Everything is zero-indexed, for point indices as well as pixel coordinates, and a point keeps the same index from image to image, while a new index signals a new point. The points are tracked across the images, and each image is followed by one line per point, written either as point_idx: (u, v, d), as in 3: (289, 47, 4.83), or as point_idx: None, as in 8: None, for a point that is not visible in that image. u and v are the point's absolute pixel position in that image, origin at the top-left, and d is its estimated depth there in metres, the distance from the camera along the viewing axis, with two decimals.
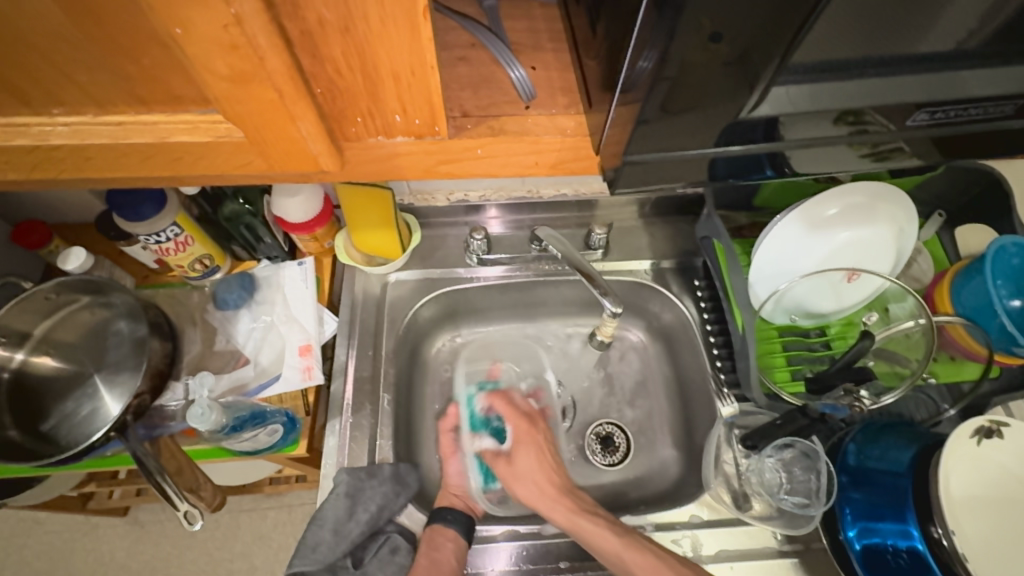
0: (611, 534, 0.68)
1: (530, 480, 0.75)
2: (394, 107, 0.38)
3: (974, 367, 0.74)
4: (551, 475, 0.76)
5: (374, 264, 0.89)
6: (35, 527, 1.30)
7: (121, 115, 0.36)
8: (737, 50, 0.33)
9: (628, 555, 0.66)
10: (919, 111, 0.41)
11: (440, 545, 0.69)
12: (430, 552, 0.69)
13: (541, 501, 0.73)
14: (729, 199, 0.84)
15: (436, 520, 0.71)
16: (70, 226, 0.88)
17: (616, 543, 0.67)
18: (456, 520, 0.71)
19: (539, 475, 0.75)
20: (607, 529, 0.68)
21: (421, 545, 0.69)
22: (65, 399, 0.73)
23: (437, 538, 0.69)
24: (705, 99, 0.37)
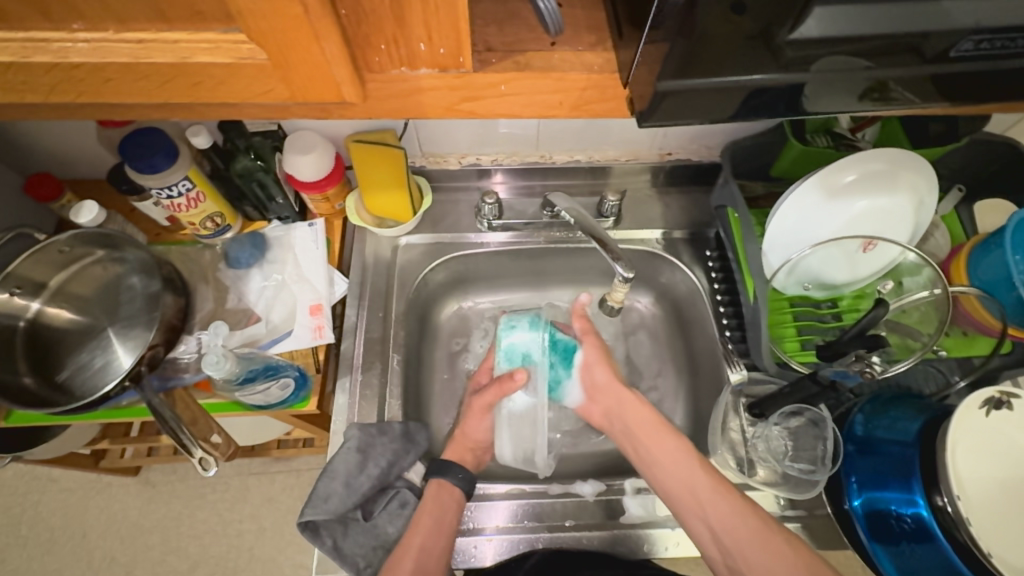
0: (681, 444, 0.68)
1: (597, 365, 0.75)
2: (418, 34, 0.38)
3: (986, 342, 0.74)
4: (614, 365, 0.76)
5: (384, 226, 0.88)
6: (49, 484, 1.33)
7: (142, 33, 0.36)
8: (759, 24, 0.35)
9: (696, 468, 0.66)
10: (966, 39, 0.38)
11: (446, 505, 0.69)
12: (436, 511, 0.68)
13: (608, 386, 0.74)
14: (750, 166, 0.84)
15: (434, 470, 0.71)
16: (85, 181, 0.88)
17: (686, 458, 0.66)
18: (462, 479, 0.70)
19: (603, 373, 0.74)
20: (675, 443, 0.68)
21: (426, 503, 0.69)
22: (79, 351, 0.74)
23: (443, 497, 0.69)
24: (736, 30, 0.35)
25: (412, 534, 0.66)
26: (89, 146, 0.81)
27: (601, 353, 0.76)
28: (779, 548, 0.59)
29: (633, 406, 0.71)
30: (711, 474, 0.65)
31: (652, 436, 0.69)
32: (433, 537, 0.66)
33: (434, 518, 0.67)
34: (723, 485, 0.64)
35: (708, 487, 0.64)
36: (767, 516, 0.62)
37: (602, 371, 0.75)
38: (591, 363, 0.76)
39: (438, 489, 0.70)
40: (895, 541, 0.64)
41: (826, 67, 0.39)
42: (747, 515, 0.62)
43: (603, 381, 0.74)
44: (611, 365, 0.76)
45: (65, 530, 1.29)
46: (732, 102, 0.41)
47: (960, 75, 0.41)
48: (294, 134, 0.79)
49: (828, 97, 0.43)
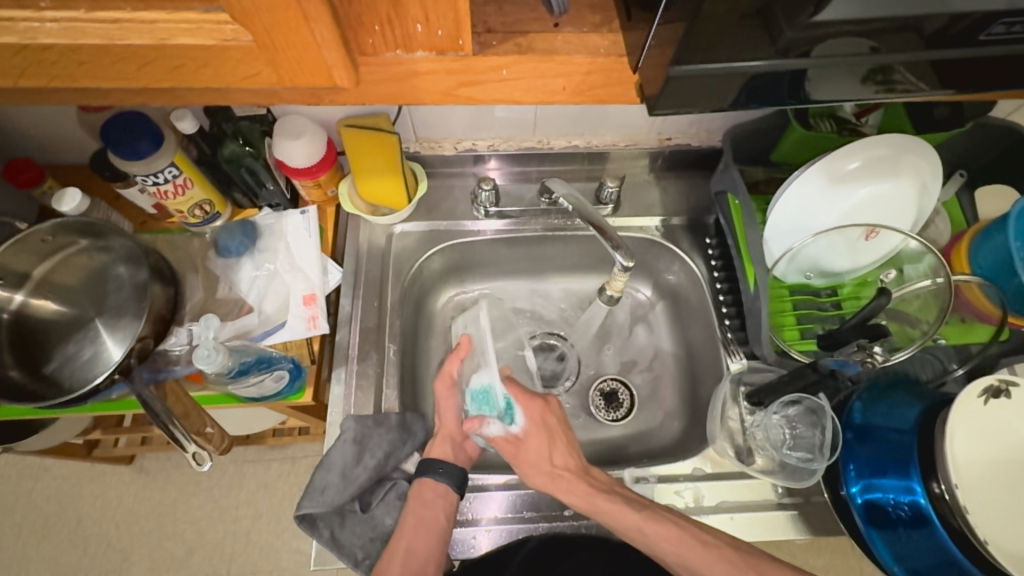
0: (631, 509, 0.66)
1: (542, 465, 0.70)
2: (415, 14, 0.36)
3: (983, 330, 0.73)
4: (554, 465, 0.70)
5: (378, 214, 0.85)
6: (42, 472, 1.32)
7: (116, 12, 0.33)
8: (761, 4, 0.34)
9: (651, 532, 0.65)
10: (997, 22, 0.36)
11: (429, 501, 0.67)
12: (420, 508, 0.67)
13: (545, 481, 0.70)
14: (751, 151, 0.82)
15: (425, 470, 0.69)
16: (66, 167, 0.85)
17: (639, 521, 0.65)
18: (447, 474, 0.68)
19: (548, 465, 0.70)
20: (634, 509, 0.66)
21: (410, 501, 0.68)
22: (66, 342, 0.72)
23: (425, 495, 0.68)
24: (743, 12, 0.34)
25: (399, 536, 0.66)
26: (70, 130, 0.78)
27: (535, 459, 0.71)
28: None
29: (569, 494, 0.68)
30: (672, 535, 0.64)
31: (596, 515, 0.67)
32: (418, 536, 0.66)
33: (418, 517, 0.66)
34: (686, 536, 0.64)
35: (672, 551, 0.64)
36: (734, 559, 0.62)
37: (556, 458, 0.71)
38: (528, 469, 0.71)
39: (422, 486, 0.69)
40: (892, 527, 0.65)
41: (836, 50, 0.37)
42: (713, 558, 0.63)
43: (538, 478, 0.70)
44: (557, 455, 0.71)
45: (60, 518, 1.28)
46: (738, 85, 0.40)
47: (973, 61, 0.40)
48: (283, 118, 0.76)
49: (839, 83, 0.41)
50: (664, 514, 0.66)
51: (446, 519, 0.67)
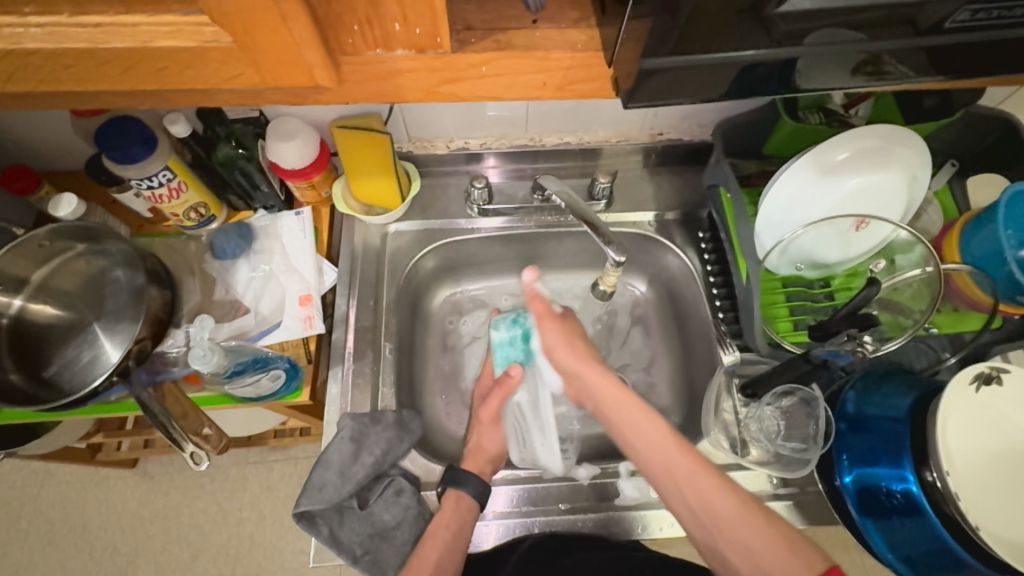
0: (656, 422, 0.60)
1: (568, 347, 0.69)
2: (393, 13, 0.36)
3: (976, 319, 0.74)
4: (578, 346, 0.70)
5: (373, 213, 0.86)
6: (46, 477, 1.33)
7: (99, 16, 0.34)
8: None
9: (675, 453, 0.58)
10: (962, 9, 0.36)
11: (464, 518, 0.69)
12: (452, 525, 0.68)
13: (569, 356, 0.69)
14: (740, 146, 0.83)
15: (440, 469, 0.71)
16: (62, 173, 0.86)
17: (663, 438, 0.59)
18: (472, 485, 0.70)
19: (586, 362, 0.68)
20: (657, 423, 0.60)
21: (442, 514, 0.68)
22: (65, 346, 0.73)
23: (461, 511, 0.69)
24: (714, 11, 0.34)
25: (426, 550, 0.67)
26: (64, 136, 0.79)
27: (561, 335, 0.70)
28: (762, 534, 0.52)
29: (598, 381, 0.65)
30: (692, 457, 0.57)
31: (617, 410, 0.63)
32: (447, 553, 0.67)
33: (452, 534, 0.67)
34: (705, 467, 0.57)
35: (686, 473, 0.57)
36: (748, 491, 0.55)
37: (579, 351, 0.69)
38: (555, 348, 0.70)
39: (459, 500, 0.69)
40: (886, 516, 0.65)
41: (822, 38, 0.38)
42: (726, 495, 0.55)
43: (569, 362, 0.68)
44: (577, 348, 0.70)
45: (65, 523, 1.29)
46: (718, 79, 0.40)
47: (951, 47, 0.40)
48: (276, 119, 0.76)
49: (817, 73, 0.42)
50: (685, 442, 0.59)
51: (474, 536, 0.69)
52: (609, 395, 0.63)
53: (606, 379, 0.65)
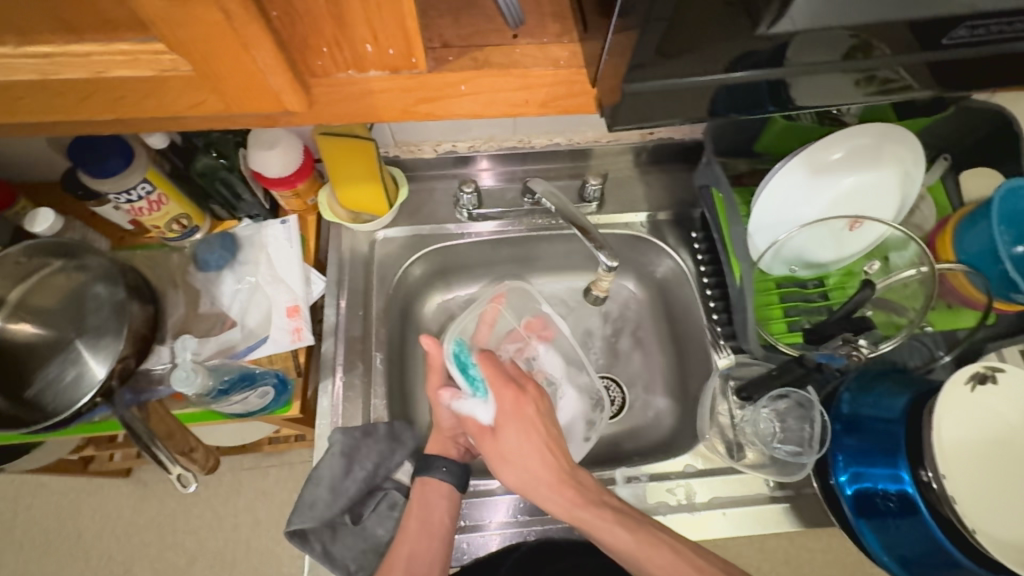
0: (623, 530, 0.65)
1: (518, 462, 0.69)
2: (363, 34, 0.35)
3: (970, 315, 0.73)
4: (538, 460, 0.68)
5: (360, 221, 0.84)
6: (39, 488, 1.31)
7: (46, 46, 0.32)
8: None
9: (643, 556, 0.63)
10: (961, 25, 0.36)
11: (434, 503, 0.69)
12: (421, 511, 0.68)
13: (519, 477, 0.69)
14: (731, 144, 0.80)
15: (425, 470, 0.71)
16: (38, 186, 0.83)
17: (630, 542, 0.64)
18: (450, 472, 0.70)
19: (534, 461, 0.69)
20: (626, 529, 0.65)
21: (412, 504, 0.69)
22: (47, 365, 0.70)
23: (429, 496, 0.69)
24: (694, 25, 0.33)
25: (401, 542, 0.67)
26: (37, 149, 0.77)
27: (512, 450, 0.69)
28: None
29: (550, 502, 0.67)
30: (666, 564, 0.62)
31: (576, 527, 0.66)
32: (422, 541, 0.67)
33: (421, 520, 0.67)
34: (681, 566, 0.63)
35: None
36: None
37: (532, 462, 0.69)
38: (501, 465, 0.70)
39: (424, 486, 0.70)
40: (881, 517, 0.65)
41: (812, 47, 0.37)
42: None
43: (516, 479, 0.69)
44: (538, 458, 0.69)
45: (60, 533, 1.28)
46: (704, 90, 0.39)
47: (944, 63, 0.39)
48: (257, 129, 0.74)
49: (805, 82, 0.40)
50: (658, 537, 0.64)
51: (450, 521, 0.68)
52: (564, 512, 0.67)
53: (557, 496, 0.67)
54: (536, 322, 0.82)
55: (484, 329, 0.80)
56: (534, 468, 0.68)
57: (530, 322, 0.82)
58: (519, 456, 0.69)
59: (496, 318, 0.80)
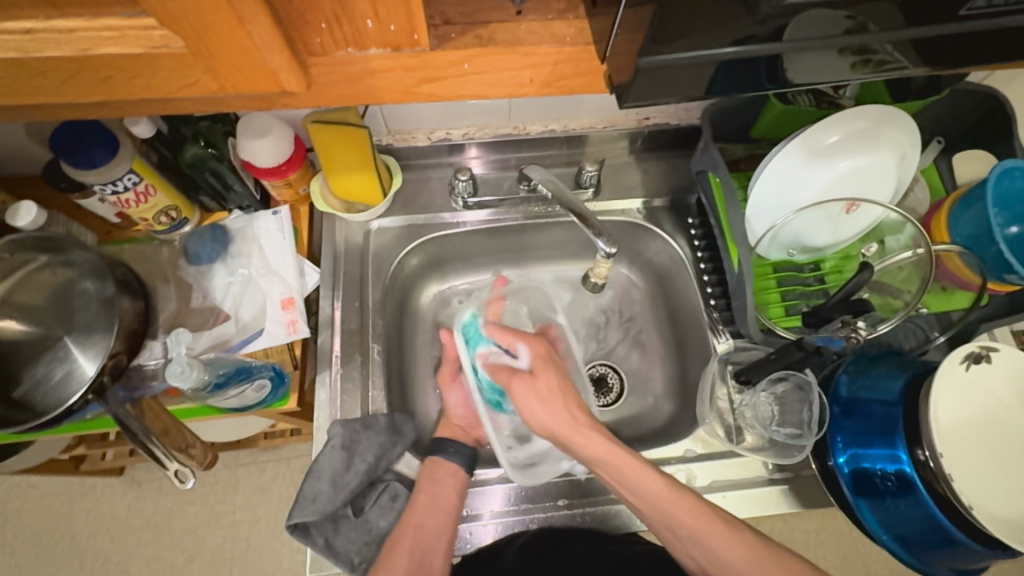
0: (658, 477, 0.64)
1: (551, 407, 0.67)
2: (364, 10, 0.34)
3: (963, 297, 0.74)
4: (573, 402, 0.68)
5: (354, 210, 0.83)
6: (30, 489, 1.29)
7: (28, 22, 0.31)
8: None
9: (674, 503, 0.63)
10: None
11: (441, 480, 0.69)
12: (429, 486, 0.69)
13: (554, 420, 0.67)
14: (727, 129, 0.80)
15: (436, 452, 0.71)
16: (18, 179, 0.80)
17: (663, 489, 0.64)
18: (458, 453, 0.71)
19: (572, 403, 0.68)
20: (652, 475, 0.64)
21: (420, 480, 0.69)
22: (35, 363, 0.68)
23: (437, 473, 0.69)
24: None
25: (410, 513, 0.67)
26: (17, 140, 0.74)
27: (535, 396, 0.68)
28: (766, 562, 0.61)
29: (589, 441, 0.66)
30: (694, 513, 0.63)
31: (615, 467, 0.65)
32: (430, 513, 0.67)
33: (429, 495, 0.67)
34: (709, 518, 0.63)
35: (688, 531, 0.63)
36: (768, 549, 0.62)
37: (569, 406, 0.68)
38: (533, 407, 0.68)
39: (433, 466, 0.70)
40: (880, 496, 0.66)
41: (812, 26, 0.36)
42: (734, 545, 0.62)
43: (551, 420, 0.67)
44: (572, 404, 0.68)
45: (54, 534, 1.26)
46: (709, 70, 0.38)
47: (956, 37, 0.39)
48: (246, 116, 0.72)
49: (811, 60, 0.40)
50: (688, 492, 0.65)
51: (458, 498, 0.69)
52: (602, 451, 0.65)
53: (599, 436, 0.66)
54: (553, 329, 0.79)
55: (493, 321, 0.79)
56: (565, 412, 0.67)
57: (544, 327, 0.80)
58: (557, 398, 0.68)
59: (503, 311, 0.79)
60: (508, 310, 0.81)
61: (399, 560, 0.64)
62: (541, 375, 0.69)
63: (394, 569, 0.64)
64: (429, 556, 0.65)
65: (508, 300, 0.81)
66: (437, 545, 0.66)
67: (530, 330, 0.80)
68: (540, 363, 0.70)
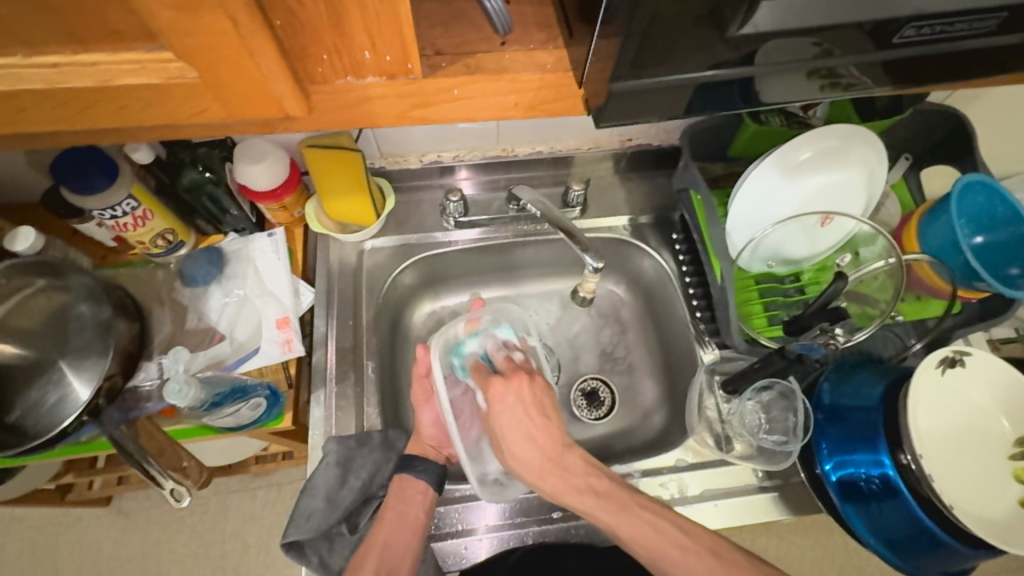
0: (626, 516, 0.62)
1: (523, 443, 0.66)
2: (362, 42, 0.37)
3: (937, 305, 0.78)
4: (534, 443, 0.65)
5: (347, 230, 0.85)
6: (13, 523, 1.26)
7: (55, 56, 0.33)
8: (708, 6, 0.34)
9: (627, 531, 0.62)
10: (907, 26, 0.39)
11: (410, 498, 0.68)
12: (398, 505, 0.68)
13: (520, 463, 0.65)
14: (707, 149, 0.84)
15: (405, 469, 0.70)
16: (16, 206, 0.82)
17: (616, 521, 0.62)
18: (427, 471, 0.69)
19: (530, 439, 0.66)
20: (618, 512, 0.63)
21: (390, 497, 0.69)
22: (28, 387, 0.68)
23: (406, 491, 0.69)
24: (672, 31, 0.36)
25: (377, 532, 0.67)
26: (17, 168, 0.76)
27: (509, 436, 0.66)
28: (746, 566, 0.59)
29: (546, 483, 0.65)
30: (650, 541, 0.61)
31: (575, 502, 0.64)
32: (397, 531, 0.66)
33: (397, 513, 0.67)
34: (664, 542, 0.61)
35: (647, 557, 0.61)
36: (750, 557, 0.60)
37: (533, 436, 0.66)
38: (507, 439, 0.66)
39: (404, 483, 0.69)
40: (866, 501, 0.67)
41: (772, 55, 0.40)
42: (689, 562, 0.60)
43: (521, 459, 0.65)
44: (537, 436, 0.66)
45: (37, 569, 1.23)
46: (682, 95, 0.42)
47: (902, 60, 0.42)
48: (243, 142, 0.75)
49: (779, 85, 0.43)
50: (656, 518, 0.63)
51: (425, 517, 0.68)
52: (553, 491, 0.64)
53: (552, 481, 0.65)
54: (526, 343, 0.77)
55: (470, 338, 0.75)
56: (536, 453, 0.65)
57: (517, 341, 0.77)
58: (516, 437, 0.66)
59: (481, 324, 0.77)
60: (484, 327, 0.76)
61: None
62: (498, 410, 0.67)
63: None
64: (395, 573, 0.64)
65: (507, 336, 0.76)
66: (402, 565, 0.65)
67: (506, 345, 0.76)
68: (499, 391, 0.68)
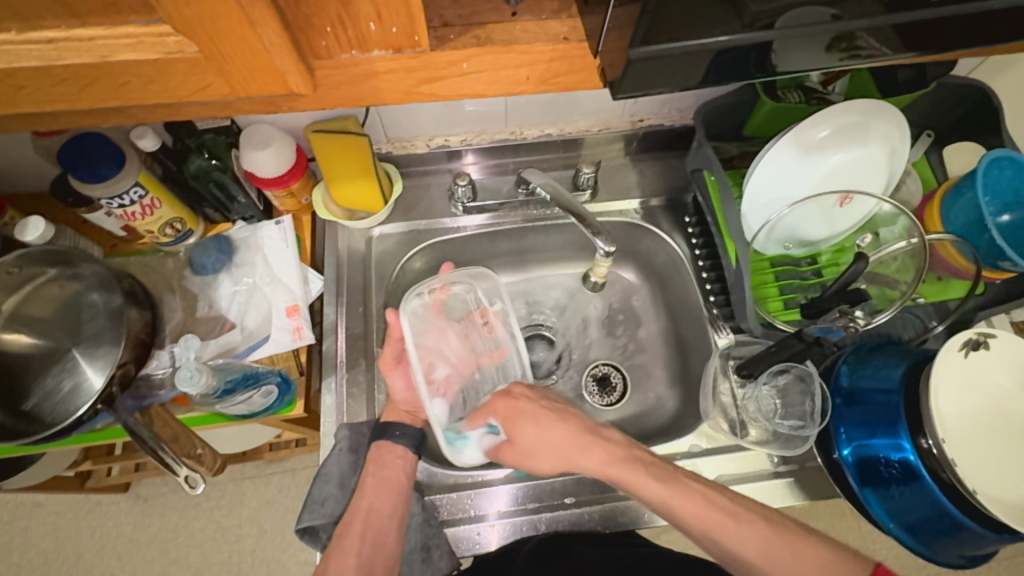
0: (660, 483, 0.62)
1: (550, 437, 0.66)
2: (367, 13, 0.36)
3: (960, 286, 0.75)
4: (561, 431, 0.66)
5: (355, 218, 0.84)
6: (36, 508, 1.29)
7: (51, 31, 0.32)
8: None
9: (681, 504, 0.61)
10: None
11: (389, 463, 0.68)
12: (378, 470, 0.68)
13: (554, 458, 0.66)
14: (720, 128, 0.81)
15: (383, 436, 0.69)
16: (27, 196, 0.82)
17: (661, 492, 0.62)
18: (405, 436, 0.69)
19: (557, 434, 0.67)
20: (663, 486, 0.62)
21: (368, 464, 0.68)
22: (44, 375, 0.69)
23: (384, 456, 0.68)
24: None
25: (360, 498, 0.66)
26: (25, 157, 0.76)
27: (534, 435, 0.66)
28: (776, 537, 0.58)
29: (590, 463, 0.65)
30: (702, 513, 0.60)
31: (625, 473, 0.63)
32: (381, 496, 0.67)
33: (378, 478, 0.67)
34: (716, 513, 0.60)
35: (701, 528, 0.60)
36: (767, 544, 0.58)
37: (558, 430, 0.67)
38: (541, 441, 0.66)
39: (381, 449, 0.69)
40: (885, 485, 0.66)
41: (799, 19, 0.38)
42: (748, 536, 0.59)
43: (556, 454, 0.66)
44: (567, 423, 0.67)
45: (59, 553, 1.26)
46: (699, 65, 0.40)
47: (932, 22, 0.40)
48: (249, 128, 0.74)
49: (802, 53, 0.41)
50: (686, 492, 0.62)
51: (407, 479, 0.69)
52: (599, 469, 0.64)
53: (592, 460, 0.65)
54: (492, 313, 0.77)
55: (436, 311, 0.75)
56: (563, 441, 0.66)
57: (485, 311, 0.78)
58: (541, 442, 0.66)
59: (447, 298, 0.76)
60: (454, 296, 0.77)
61: (351, 543, 0.64)
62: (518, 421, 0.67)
63: (345, 564, 0.63)
64: (382, 537, 0.65)
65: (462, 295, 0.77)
66: (388, 527, 0.66)
67: (472, 312, 0.77)
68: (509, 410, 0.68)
